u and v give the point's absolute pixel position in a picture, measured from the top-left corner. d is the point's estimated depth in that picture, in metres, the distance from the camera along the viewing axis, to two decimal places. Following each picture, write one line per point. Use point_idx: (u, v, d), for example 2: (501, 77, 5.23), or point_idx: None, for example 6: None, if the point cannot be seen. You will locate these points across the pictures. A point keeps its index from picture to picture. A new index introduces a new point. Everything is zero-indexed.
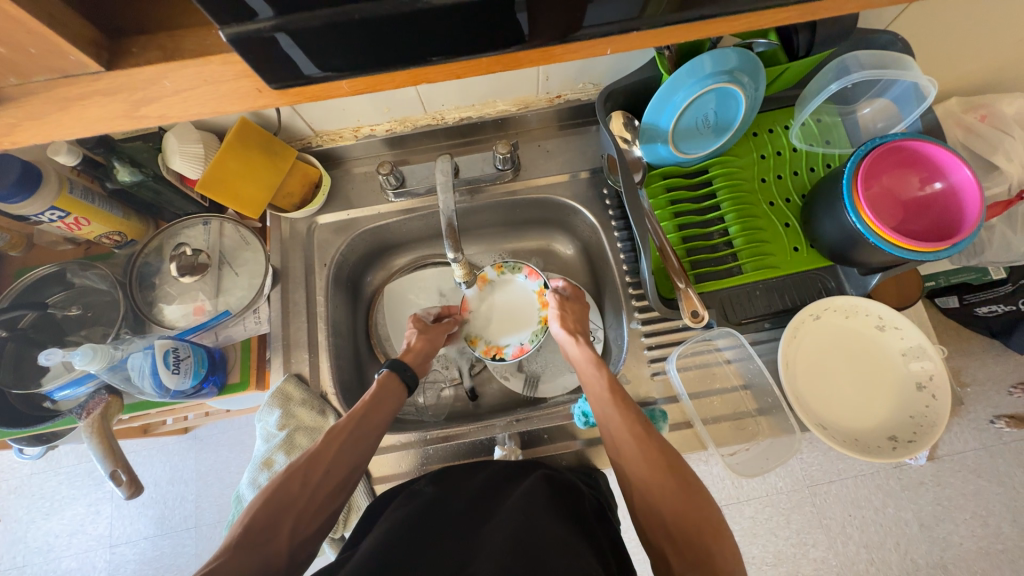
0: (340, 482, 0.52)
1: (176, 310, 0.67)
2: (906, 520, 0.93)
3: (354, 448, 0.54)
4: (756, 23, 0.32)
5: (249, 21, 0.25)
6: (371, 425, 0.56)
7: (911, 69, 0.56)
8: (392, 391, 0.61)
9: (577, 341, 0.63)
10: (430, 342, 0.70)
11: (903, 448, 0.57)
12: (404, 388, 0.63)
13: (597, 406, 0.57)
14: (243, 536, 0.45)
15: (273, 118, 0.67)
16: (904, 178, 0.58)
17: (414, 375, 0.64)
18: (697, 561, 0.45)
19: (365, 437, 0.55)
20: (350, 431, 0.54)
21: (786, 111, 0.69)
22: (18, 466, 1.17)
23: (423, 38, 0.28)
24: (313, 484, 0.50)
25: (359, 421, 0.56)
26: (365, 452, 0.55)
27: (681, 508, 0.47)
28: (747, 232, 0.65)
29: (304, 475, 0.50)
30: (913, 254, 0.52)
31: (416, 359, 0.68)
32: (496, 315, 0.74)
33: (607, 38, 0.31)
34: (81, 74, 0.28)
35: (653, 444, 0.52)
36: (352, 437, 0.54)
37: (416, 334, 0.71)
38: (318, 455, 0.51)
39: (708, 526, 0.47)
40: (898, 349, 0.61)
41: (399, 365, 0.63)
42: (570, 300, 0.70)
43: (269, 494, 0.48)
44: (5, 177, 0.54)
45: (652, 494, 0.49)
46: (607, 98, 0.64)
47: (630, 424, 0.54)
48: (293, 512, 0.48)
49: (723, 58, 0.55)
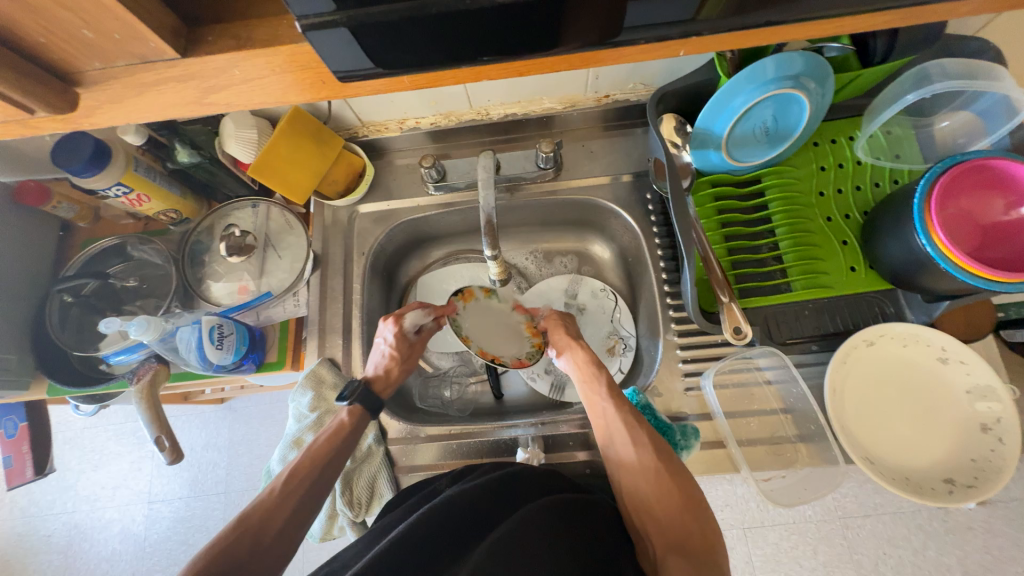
0: (293, 536, 0.48)
1: (222, 287, 0.70)
2: (947, 565, 0.87)
3: (307, 503, 0.50)
4: (843, 27, 0.30)
5: (323, 13, 0.24)
6: (330, 469, 0.54)
7: (1004, 79, 0.51)
8: (360, 425, 0.58)
9: (575, 345, 0.63)
10: (405, 366, 0.66)
11: (961, 492, 0.53)
12: (371, 413, 0.60)
13: (587, 404, 0.58)
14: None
15: (325, 107, 0.69)
16: (986, 201, 0.53)
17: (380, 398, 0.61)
18: (677, 539, 0.46)
19: (324, 483, 0.53)
20: (310, 481, 0.51)
21: (853, 121, 0.65)
22: (72, 420, 1.27)
23: (491, 39, 0.27)
24: (263, 547, 0.46)
25: (322, 469, 0.53)
26: (320, 500, 0.52)
27: (662, 489, 0.49)
28: (799, 247, 0.61)
29: (255, 537, 0.46)
30: (991, 283, 0.47)
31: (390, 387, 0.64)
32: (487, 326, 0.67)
33: (672, 41, 0.29)
34: (158, 60, 0.29)
35: (640, 430, 0.53)
36: (308, 493, 0.51)
37: (395, 362, 0.65)
38: (273, 513, 0.48)
39: (687, 505, 0.48)
40: (963, 386, 0.56)
41: (365, 394, 0.60)
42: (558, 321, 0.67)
43: (216, 552, 0.45)
44: (80, 153, 0.58)
45: (637, 479, 0.51)
46: (659, 101, 0.62)
47: (622, 410, 0.55)
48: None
49: (787, 61, 0.52)
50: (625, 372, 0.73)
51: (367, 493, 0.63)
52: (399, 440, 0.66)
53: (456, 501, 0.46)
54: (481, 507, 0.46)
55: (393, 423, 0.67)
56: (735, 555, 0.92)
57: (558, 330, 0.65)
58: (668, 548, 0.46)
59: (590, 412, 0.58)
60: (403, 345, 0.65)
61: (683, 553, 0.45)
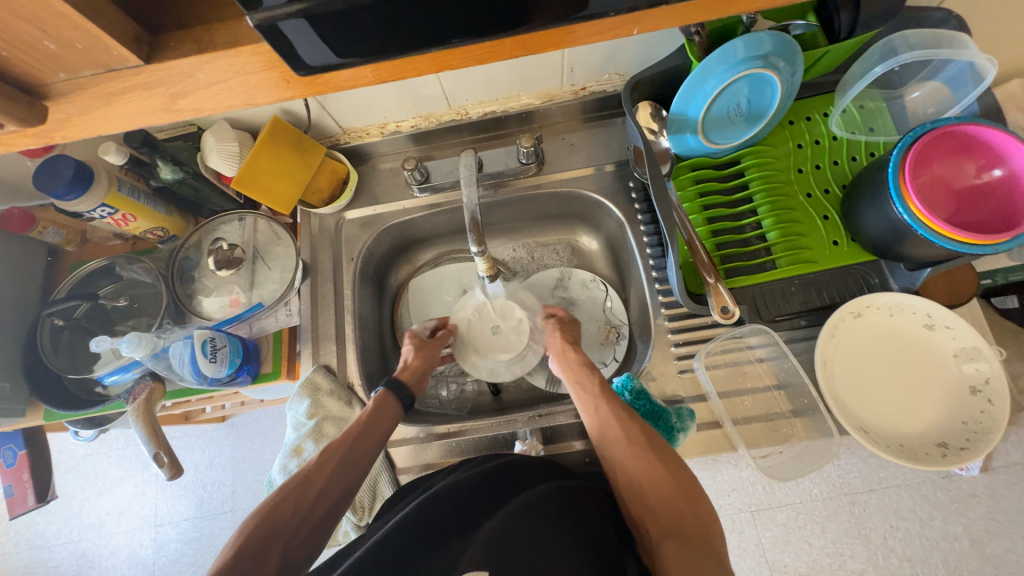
0: (333, 505, 0.50)
1: (214, 302, 0.70)
2: (954, 534, 0.87)
3: (348, 470, 0.52)
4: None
5: (272, 7, 0.25)
6: (366, 444, 0.55)
7: (966, 47, 0.52)
8: (389, 409, 0.59)
9: (571, 349, 0.64)
10: (426, 359, 0.66)
11: (954, 455, 0.53)
12: (401, 406, 0.60)
13: (581, 406, 0.59)
14: (231, 564, 0.43)
15: (304, 116, 0.70)
16: (958, 166, 0.54)
17: (410, 394, 0.61)
18: (672, 524, 0.46)
19: (358, 459, 0.53)
20: (343, 452, 0.53)
21: (826, 98, 0.66)
22: (74, 448, 1.26)
23: (447, 20, 0.28)
24: (305, 508, 0.48)
25: (353, 441, 0.54)
26: (357, 476, 0.53)
27: (654, 474, 0.49)
28: (782, 224, 0.62)
29: (297, 500, 0.48)
30: (969, 246, 0.48)
31: (412, 377, 0.64)
32: (488, 317, 0.72)
33: (628, 16, 0.30)
34: (123, 68, 0.30)
35: (633, 427, 0.53)
36: (346, 460, 0.52)
37: (412, 353, 0.66)
38: (311, 477, 0.50)
39: (680, 489, 0.48)
40: (950, 350, 0.56)
41: (394, 384, 0.61)
42: (569, 322, 0.69)
43: (265, 513, 0.47)
44: (61, 176, 0.58)
45: (630, 467, 0.51)
46: (633, 89, 0.62)
47: (615, 408, 0.56)
48: (283, 539, 0.46)
49: (756, 42, 0.52)
50: (620, 360, 0.74)
51: (370, 496, 0.64)
52: (401, 442, 0.66)
53: (446, 500, 0.46)
54: (472, 492, 0.47)
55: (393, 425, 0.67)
56: (745, 537, 0.93)
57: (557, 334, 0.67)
58: (663, 535, 0.46)
59: (580, 409, 0.59)
60: (418, 340, 0.68)
61: (679, 539, 0.45)
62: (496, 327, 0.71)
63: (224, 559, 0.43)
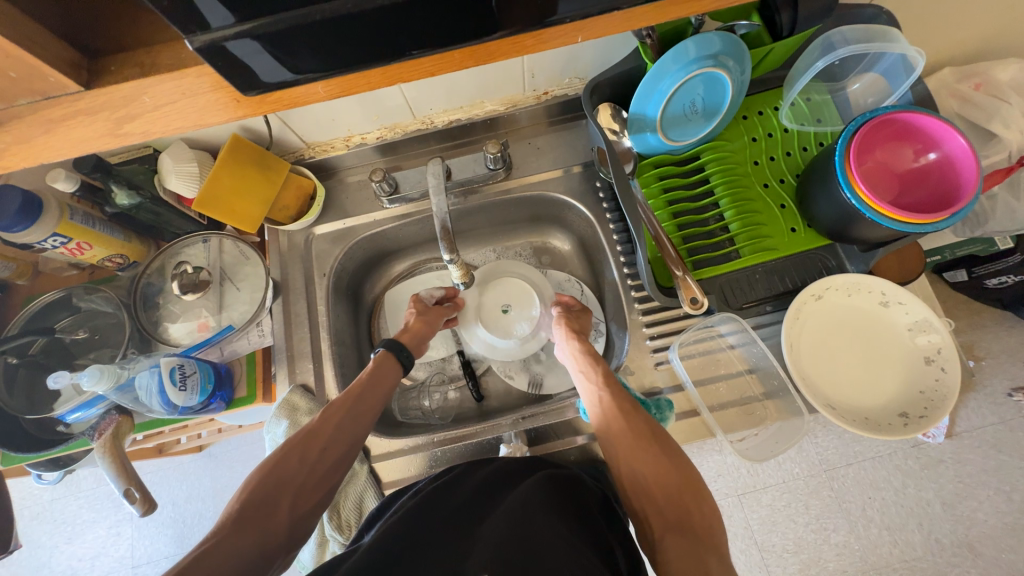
0: (341, 454, 0.53)
1: (182, 328, 0.68)
2: (927, 500, 0.91)
3: (349, 425, 0.54)
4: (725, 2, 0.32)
5: (213, 30, 0.25)
6: (369, 402, 0.57)
7: (898, 40, 0.55)
8: (391, 369, 0.62)
9: (574, 337, 0.66)
10: (427, 324, 0.70)
11: (915, 423, 0.56)
12: (403, 367, 0.64)
13: (586, 391, 0.60)
14: (239, 517, 0.44)
15: (265, 133, 0.69)
16: (898, 151, 0.58)
17: (410, 355, 0.65)
18: (676, 519, 0.47)
19: (360, 417, 0.56)
20: (348, 410, 0.55)
21: (775, 93, 0.69)
22: (39, 493, 1.19)
23: (396, 34, 0.28)
24: (313, 457, 0.51)
25: (356, 401, 0.56)
26: (362, 430, 0.55)
27: (659, 467, 0.50)
28: (743, 215, 0.65)
29: (301, 457, 0.50)
30: (913, 226, 0.51)
31: (412, 340, 0.68)
32: (500, 296, 0.77)
33: (575, 24, 0.31)
34: (62, 95, 0.29)
35: (638, 418, 0.54)
36: (350, 417, 0.55)
37: (415, 316, 0.71)
38: (317, 429, 0.52)
39: (686, 483, 0.49)
40: (904, 324, 0.60)
41: (396, 346, 0.64)
42: (575, 310, 0.72)
43: (268, 469, 0.48)
44: (7, 208, 0.55)
45: (633, 459, 0.52)
46: (593, 91, 0.64)
47: (618, 396, 0.57)
48: (291, 488, 0.48)
49: (706, 42, 0.54)
50: None
51: (356, 513, 0.63)
52: (385, 455, 0.66)
53: (438, 512, 0.47)
54: (477, 495, 0.49)
55: (377, 439, 0.66)
56: (734, 521, 0.95)
57: (563, 321, 0.69)
58: (666, 529, 0.47)
59: (585, 399, 0.60)
60: (420, 306, 0.73)
61: (682, 533, 0.46)
62: (507, 304, 0.77)
63: (234, 508, 0.45)
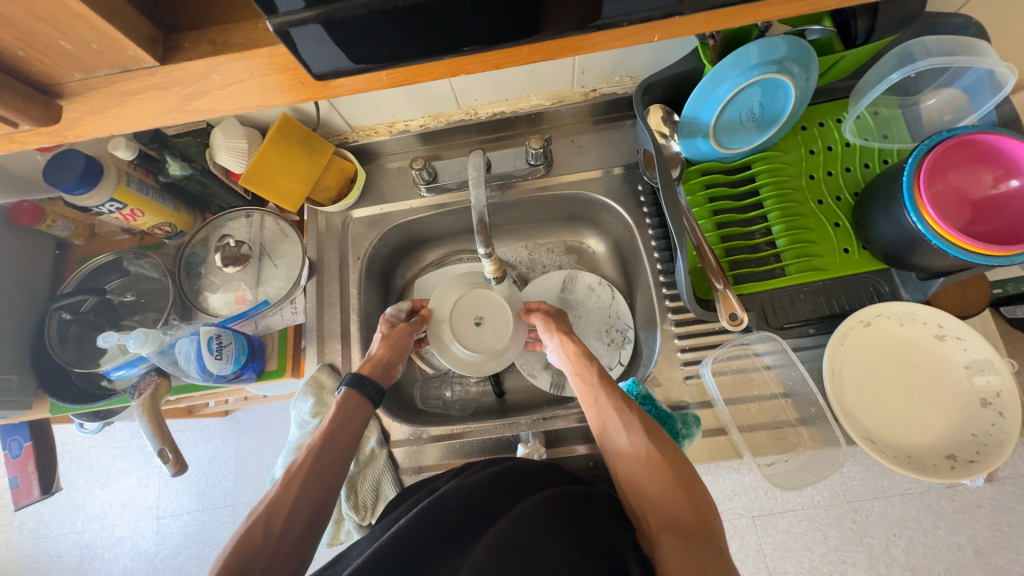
0: (309, 520, 0.50)
1: (220, 298, 0.70)
2: (958, 545, 0.86)
3: (316, 485, 0.52)
4: (798, 9, 0.31)
5: (285, 14, 0.25)
6: (331, 455, 0.54)
7: (987, 55, 0.51)
8: (356, 413, 0.59)
9: (570, 338, 0.64)
10: (392, 349, 0.66)
11: (964, 468, 0.53)
12: (370, 405, 0.61)
13: (582, 397, 0.59)
14: None
15: (313, 114, 0.70)
16: (974, 175, 0.53)
17: (375, 388, 0.61)
18: (671, 517, 0.46)
19: (325, 473, 0.53)
20: (309, 467, 0.53)
21: (840, 104, 0.65)
22: (78, 439, 1.27)
23: (464, 26, 0.27)
24: (278, 531, 0.48)
25: (317, 455, 0.54)
26: (329, 486, 0.53)
27: (653, 466, 0.50)
28: (792, 231, 0.61)
29: (266, 526, 0.48)
30: (986, 258, 0.47)
31: (376, 370, 0.64)
32: (470, 308, 0.70)
33: (644, 25, 0.30)
34: (138, 68, 0.30)
35: (632, 417, 0.54)
36: (313, 474, 0.52)
37: (380, 341, 0.66)
38: (279, 499, 0.50)
39: (680, 482, 0.48)
40: (961, 361, 0.56)
41: (357, 381, 0.61)
42: (553, 315, 0.69)
43: (235, 547, 0.46)
44: (72, 171, 0.58)
45: (627, 459, 0.52)
46: (646, 91, 0.62)
47: (613, 398, 0.56)
48: (262, 561, 0.46)
49: (771, 46, 0.51)
50: (625, 365, 0.74)
51: (372, 496, 0.64)
52: (403, 441, 0.66)
53: (453, 505, 0.47)
54: (485, 498, 0.48)
55: (396, 426, 0.67)
56: (746, 543, 0.92)
57: (552, 326, 0.66)
58: (662, 527, 0.45)
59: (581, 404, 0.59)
60: (387, 329, 0.67)
61: (677, 531, 0.44)
62: (478, 316, 0.69)
63: None
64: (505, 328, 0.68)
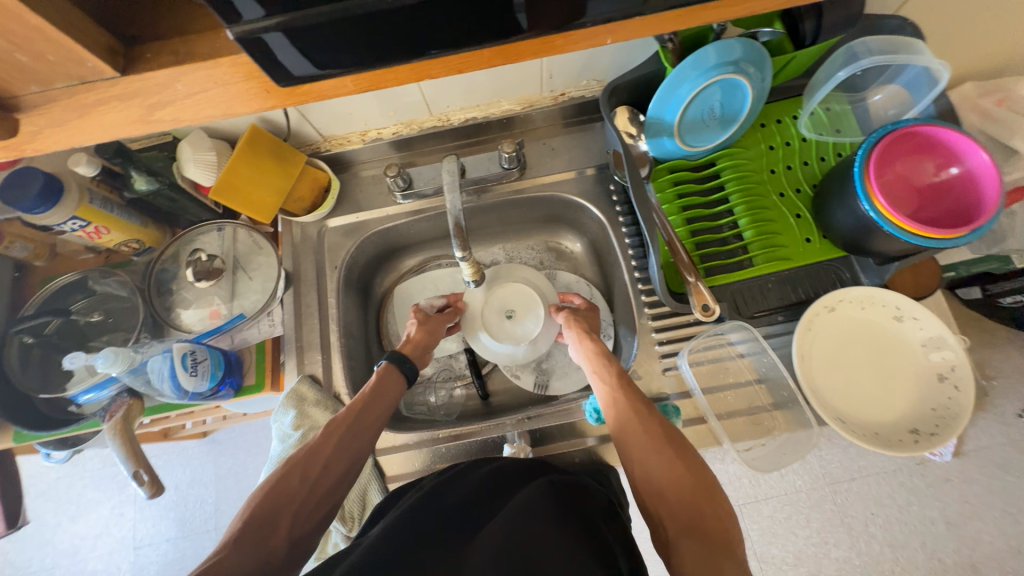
0: (342, 472, 0.52)
1: (193, 314, 0.69)
2: (930, 519, 0.90)
3: (350, 440, 0.54)
4: (740, 11, 0.32)
5: (244, 22, 0.25)
6: (371, 415, 0.56)
7: (921, 53, 0.55)
8: (393, 381, 0.61)
9: (588, 338, 0.65)
10: (429, 334, 0.70)
11: (926, 441, 0.55)
12: (405, 379, 0.63)
13: (600, 395, 0.59)
14: (240, 533, 0.44)
15: (283, 124, 0.69)
16: (919, 164, 0.57)
17: (413, 367, 0.64)
18: (689, 521, 0.46)
19: (361, 432, 0.55)
20: (348, 425, 0.54)
21: (794, 102, 0.69)
22: (45, 471, 1.20)
23: (424, 31, 0.28)
24: (312, 479, 0.50)
25: (356, 416, 0.55)
26: (363, 446, 0.55)
27: (674, 473, 0.49)
28: (758, 223, 0.64)
29: (303, 471, 0.49)
30: (935, 241, 0.50)
31: (414, 350, 0.67)
32: (502, 300, 0.74)
33: (599, 27, 0.31)
34: (98, 80, 0.30)
35: (651, 417, 0.54)
36: (351, 431, 0.54)
37: (416, 326, 0.71)
38: (318, 447, 0.51)
39: (701, 488, 0.48)
40: (917, 340, 0.59)
41: (397, 357, 0.63)
42: (584, 311, 0.73)
43: (270, 486, 0.48)
44: (30, 189, 0.56)
45: (647, 463, 0.51)
46: (611, 94, 0.64)
47: (631, 399, 0.57)
48: (291, 507, 0.47)
49: (727, 48, 0.54)
50: None
51: (360, 506, 0.63)
52: (389, 449, 0.66)
53: (440, 508, 0.47)
54: (472, 499, 0.49)
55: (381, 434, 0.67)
56: None
57: (574, 322, 0.69)
58: (680, 531, 0.45)
59: (599, 401, 0.59)
60: (421, 316, 0.72)
61: (697, 536, 0.45)
62: (511, 309, 0.74)
63: (237, 526, 0.45)
64: (534, 320, 0.72)
